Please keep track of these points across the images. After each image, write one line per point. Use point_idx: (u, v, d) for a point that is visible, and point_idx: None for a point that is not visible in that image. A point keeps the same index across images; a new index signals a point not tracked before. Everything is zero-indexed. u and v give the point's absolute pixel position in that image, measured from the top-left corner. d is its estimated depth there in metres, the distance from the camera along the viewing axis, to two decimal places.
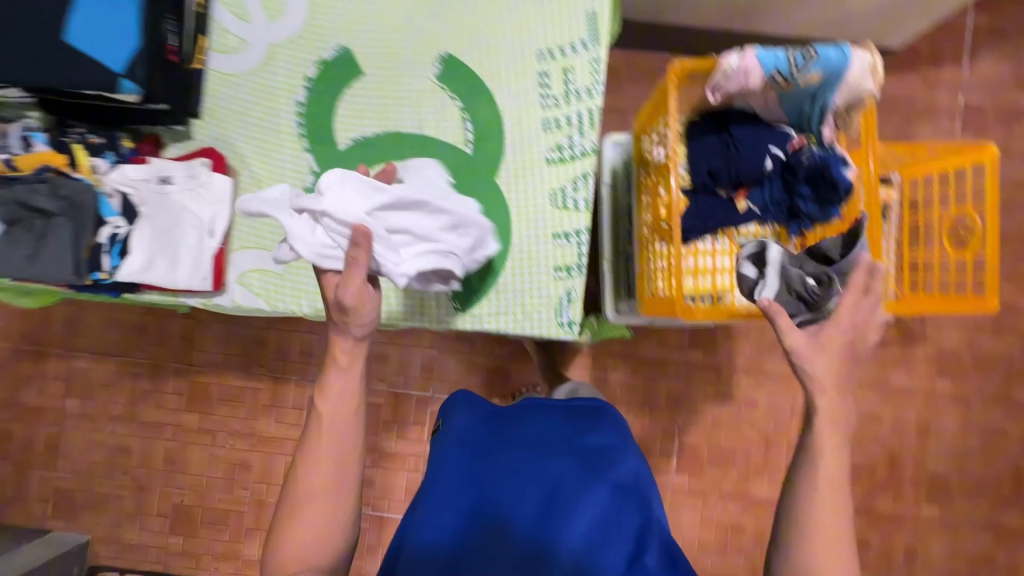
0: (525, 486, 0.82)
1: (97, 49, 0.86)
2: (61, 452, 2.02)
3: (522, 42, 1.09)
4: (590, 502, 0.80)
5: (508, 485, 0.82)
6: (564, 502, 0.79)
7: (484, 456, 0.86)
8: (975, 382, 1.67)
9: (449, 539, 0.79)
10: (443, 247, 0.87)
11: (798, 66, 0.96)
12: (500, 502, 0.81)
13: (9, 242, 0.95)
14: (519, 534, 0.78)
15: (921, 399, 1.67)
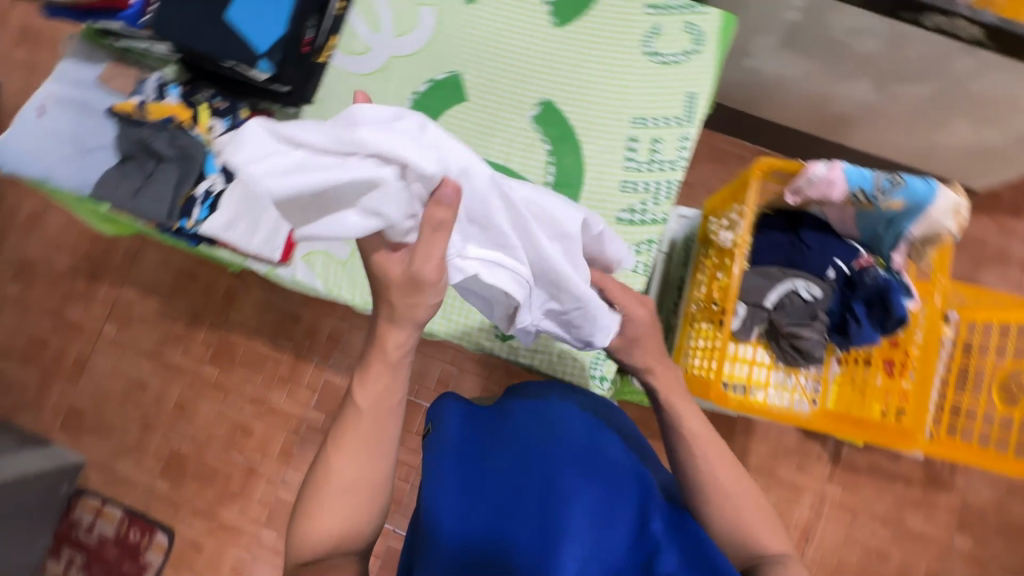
0: (522, 487, 0.80)
1: (249, 30, 0.97)
2: (85, 372, 2.11)
3: (620, 106, 1.15)
4: (583, 501, 0.78)
5: (507, 489, 0.81)
6: (561, 499, 0.77)
7: (483, 459, 0.86)
8: (998, 547, 1.58)
9: (454, 545, 0.78)
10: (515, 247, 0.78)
11: (882, 189, 0.98)
12: (499, 506, 0.80)
13: (121, 174, 1.04)
14: (518, 537, 0.76)
15: (936, 548, 1.59)
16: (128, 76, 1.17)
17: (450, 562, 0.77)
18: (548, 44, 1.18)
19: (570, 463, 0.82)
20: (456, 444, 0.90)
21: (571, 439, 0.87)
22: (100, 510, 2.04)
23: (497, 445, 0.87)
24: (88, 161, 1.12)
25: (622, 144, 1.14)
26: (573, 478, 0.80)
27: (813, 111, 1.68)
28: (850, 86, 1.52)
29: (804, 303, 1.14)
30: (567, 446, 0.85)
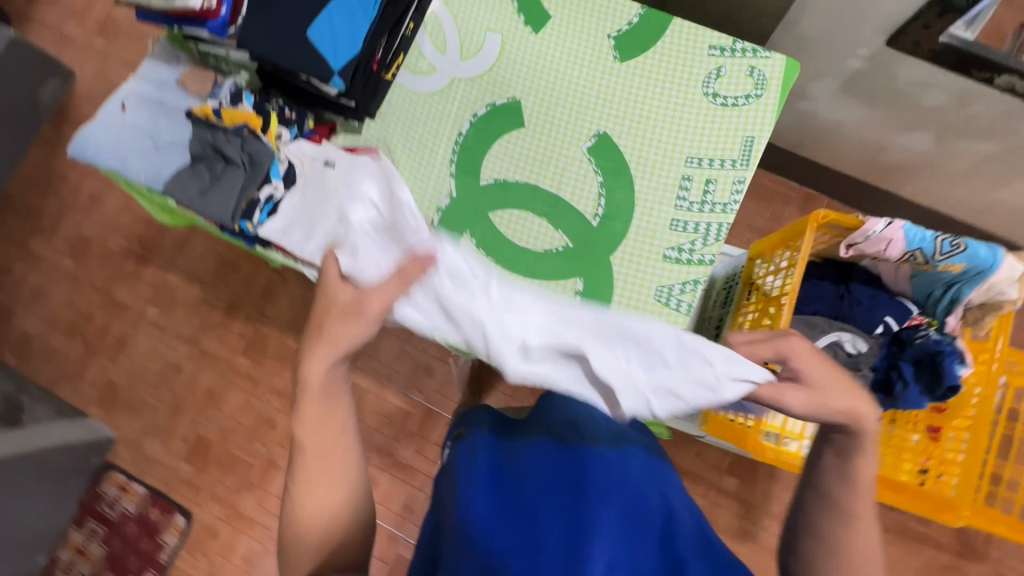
0: (553, 490, 0.77)
1: (327, 47, 1.01)
2: (126, 350, 2.19)
3: (676, 145, 1.16)
4: (609, 509, 0.76)
5: (538, 491, 0.78)
6: (591, 495, 0.76)
7: (513, 464, 0.83)
8: None
9: (482, 545, 0.70)
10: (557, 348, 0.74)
11: (942, 252, 0.96)
12: (530, 506, 0.75)
13: (192, 174, 1.09)
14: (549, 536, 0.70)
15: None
16: (205, 78, 1.21)
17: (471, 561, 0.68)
18: (609, 78, 1.20)
19: (600, 474, 0.80)
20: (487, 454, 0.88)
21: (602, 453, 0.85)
22: (125, 485, 2.10)
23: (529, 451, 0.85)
24: (161, 157, 1.17)
25: (674, 182, 1.15)
26: (600, 484, 0.78)
27: (866, 159, 1.66)
28: (910, 136, 1.49)
29: (848, 357, 1.10)
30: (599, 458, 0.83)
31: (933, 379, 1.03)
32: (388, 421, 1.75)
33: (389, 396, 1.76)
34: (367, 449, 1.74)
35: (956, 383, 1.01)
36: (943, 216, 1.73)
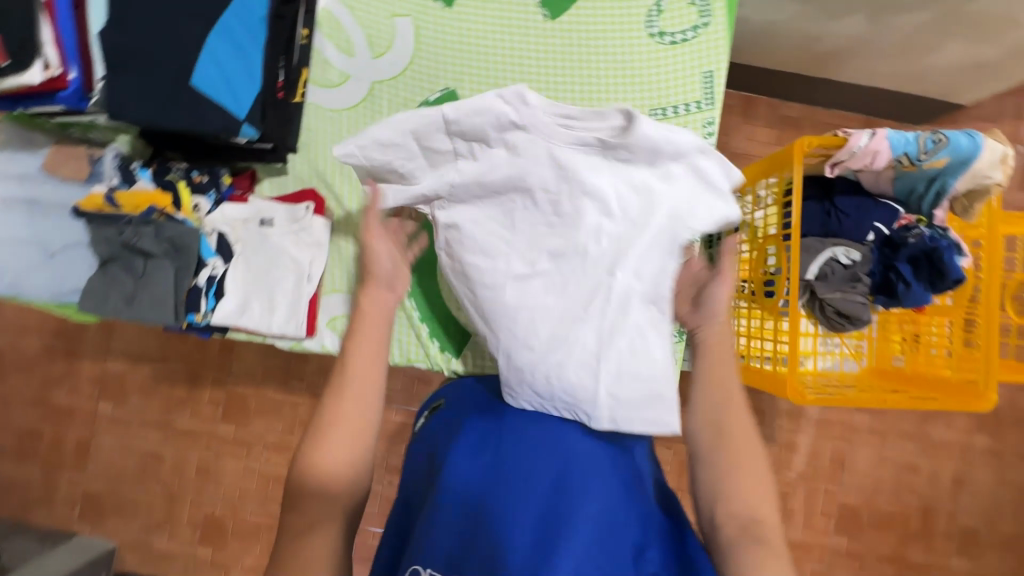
0: (539, 465, 0.73)
1: (220, 92, 0.82)
2: (91, 455, 1.97)
3: (634, 99, 1.07)
4: (603, 487, 0.72)
5: (526, 463, 0.73)
6: (571, 495, 0.69)
7: (502, 435, 0.78)
8: (1013, 439, 1.74)
9: (449, 540, 0.66)
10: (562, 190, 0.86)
11: (927, 150, 0.94)
12: (516, 477, 0.71)
13: (108, 281, 0.91)
14: (529, 515, 0.67)
15: (959, 452, 1.74)
16: (77, 158, 0.99)
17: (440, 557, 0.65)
18: (545, 40, 1.07)
19: (592, 453, 0.76)
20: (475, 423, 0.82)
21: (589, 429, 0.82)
22: None
23: (516, 425, 0.80)
24: (61, 268, 0.99)
25: None
26: (590, 463, 0.74)
27: (805, 49, 1.60)
28: (840, 23, 1.43)
29: (843, 269, 1.11)
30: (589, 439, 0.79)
31: (933, 275, 1.04)
32: (401, 444, 1.63)
33: (395, 417, 1.65)
34: (388, 474, 1.64)
35: (961, 275, 1.00)
36: (878, 91, 1.76)
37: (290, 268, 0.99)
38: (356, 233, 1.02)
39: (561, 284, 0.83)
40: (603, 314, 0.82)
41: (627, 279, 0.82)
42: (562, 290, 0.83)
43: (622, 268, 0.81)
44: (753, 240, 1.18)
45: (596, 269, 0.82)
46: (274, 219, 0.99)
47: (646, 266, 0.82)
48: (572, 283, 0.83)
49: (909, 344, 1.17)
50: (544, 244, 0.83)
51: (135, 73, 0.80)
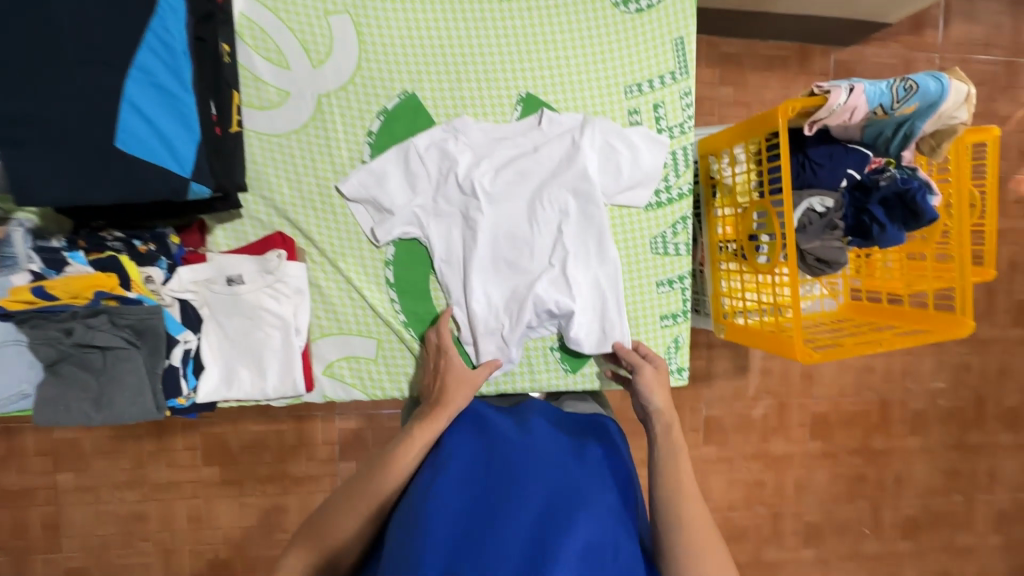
0: (529, 487, 0.69)
1: (157, 152, 0.72)
2: (63, 530, 1.72)
3: (607, 78, 1.00)
4: (604, 509, 0.69)
5: (515, 487, 0.69)
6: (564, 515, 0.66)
7: (494, 461, 0.74)
8: None
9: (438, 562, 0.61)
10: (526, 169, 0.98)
11: (899, 99, 0.97)
12: (501, 505, 0.68)
13: (66, 384, 0.79)
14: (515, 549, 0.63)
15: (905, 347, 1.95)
16: None
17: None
18: (504, 23, 0.97)
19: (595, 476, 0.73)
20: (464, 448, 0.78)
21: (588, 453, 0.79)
22: None
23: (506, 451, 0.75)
24: None
25: (623, 120, 1.02)
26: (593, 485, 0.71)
27: None
28: None
29: (820, 217, 1.11)
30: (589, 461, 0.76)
31: (905, 215, 1.08)
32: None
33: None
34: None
35: (934, 214, 1.06)
36: None
37: (273, 324, 0.90)
38: (340, 266, 0.97)
39: (523, 254, 0.99)
40: (565, 274, 0.99)
41: (582, 241, 1.00)
42: (526, 258, 0.99)
43: (574, 230, 1.00)
44: (735, 202, 1.17)
45: (551, 235, 0.99)
46: (243, 276, 0.88)
47: (593, 232, 1.00)
48: (536, 250, 0.99)
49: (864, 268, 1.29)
50: (506, 223, 0.99)
51: (46, 142, 0.68)
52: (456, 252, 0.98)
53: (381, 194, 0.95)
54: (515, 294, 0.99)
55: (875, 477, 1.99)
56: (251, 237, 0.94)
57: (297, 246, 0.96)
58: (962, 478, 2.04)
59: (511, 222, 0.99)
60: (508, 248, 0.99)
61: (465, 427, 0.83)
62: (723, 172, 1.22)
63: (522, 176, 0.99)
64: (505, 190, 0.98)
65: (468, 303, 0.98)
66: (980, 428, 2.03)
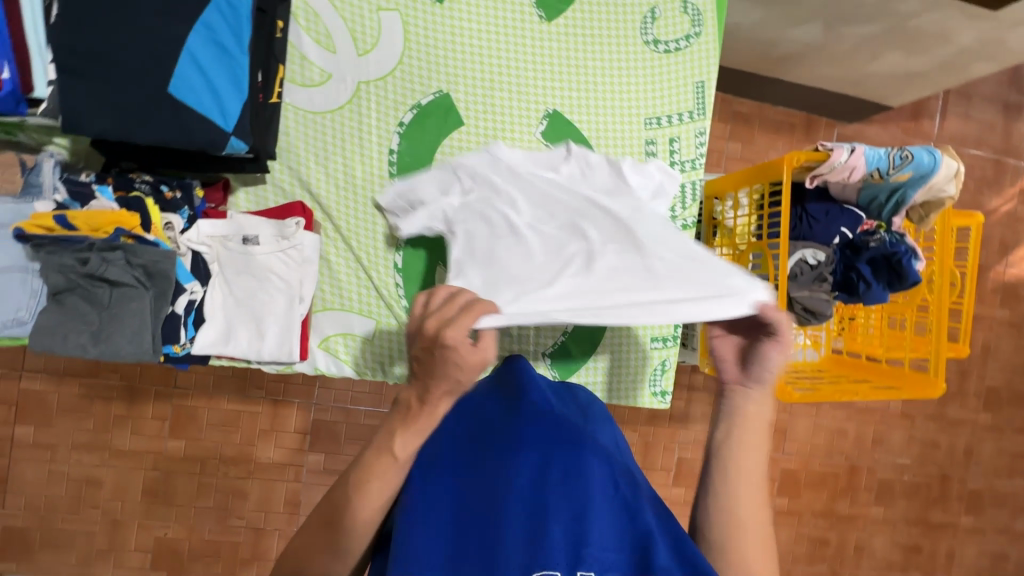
0: (519, 461, 0.65)
1: (205, 102, 0.76)
2: (10, 486, 1.64)
3: (629, 109, 1.07)
4: (603, 474, 0.66)
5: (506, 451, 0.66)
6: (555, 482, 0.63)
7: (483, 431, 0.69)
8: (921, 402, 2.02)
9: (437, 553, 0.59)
10: (562, 180, 0.97)
11: (895, 166, 1.05)
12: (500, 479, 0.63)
13: (66, 315, 0.79)
14: (516, 525, 0.60)
15: (878, 416, 2.00)
16: (4, 165, 0.85)
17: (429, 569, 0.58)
18: (541, 44, 1.03)
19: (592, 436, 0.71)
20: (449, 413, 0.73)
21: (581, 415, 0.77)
22: None
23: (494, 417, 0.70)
24: None
25: (639, 149, 1.08)
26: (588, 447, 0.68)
27: None
28: (800, 29, 1.37)
29: (811, 269, 1.17)
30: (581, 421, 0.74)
31: (890, 275, 1.15)
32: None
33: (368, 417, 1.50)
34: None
35: (917, 277, 1.12)
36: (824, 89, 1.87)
37: (279, 288, 0.92)
38: (352, 244, 1.00)
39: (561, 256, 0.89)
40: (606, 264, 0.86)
41: (639, 242, 0.87)
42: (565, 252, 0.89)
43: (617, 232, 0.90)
44: (733, 244, 1.23)
45: (598, 232, 0.90)
46: (260, 237, 0.91)
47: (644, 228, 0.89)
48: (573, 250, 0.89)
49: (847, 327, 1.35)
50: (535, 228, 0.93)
51: (107, 81, 0.72)
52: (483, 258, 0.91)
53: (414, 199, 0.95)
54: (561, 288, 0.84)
55: (836, 542, 2.00)
56: (271, 204, 0.97)
57: (314, 219, 0.99)
58: (920, 553, 2.06)
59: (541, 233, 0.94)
60: (546, 247, 0.91)
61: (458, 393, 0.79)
62: (725, 215, 1.28)
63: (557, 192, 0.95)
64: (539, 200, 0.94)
65: (499, 298, 0.83)
66: (941, 506, 2.07)
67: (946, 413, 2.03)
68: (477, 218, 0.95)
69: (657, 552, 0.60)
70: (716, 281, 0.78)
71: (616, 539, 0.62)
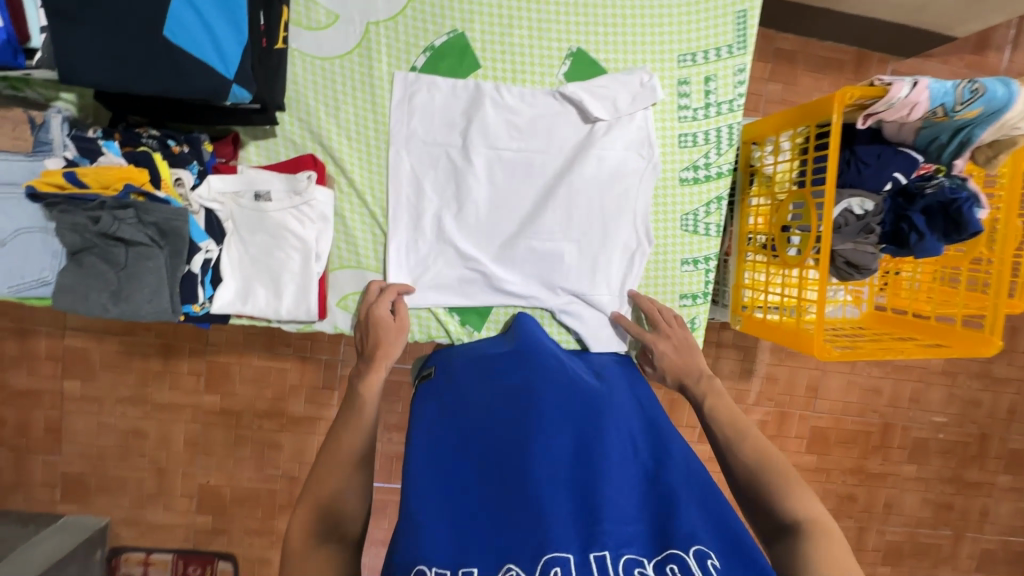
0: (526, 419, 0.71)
1: (203, 46, 0.72)
2: (65, 435, 1.74)
3: (662, 45, 0.97)
4: (622, 445, 0.69)
5: (515, 415, 0.72)
6: (546, 436, 0.69)
7: (493, 408, 0.74)
8: (965, 360, 1.92)
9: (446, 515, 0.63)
10: (619, 166, 0.99)
11: (962, 101, 0.94)
12: (517, 458, 0.66)
13: (85, 275, 0.79)
14: (522, 491, 0.62)
15: (917, 374, 1.92)
16: (14, 123, 0.80)
17: (449, 531, 0.61)
18: None
19: (617, 412, 0.75)
20: (469, 395, 0.79)
21: (611, 390, 0.80)
22: (147, 560, 1.79)
23: (509, 389, 0.77)
24: (16, 256, 0.84)
25: (672, 90, 0.99)
26: (610, 423, 0.72)
27: None
28: None
29: (856, 220, 1.08)
30: (607, 397, 0.78)
31: (950, 225, 1.04)
32: (398, 400, 1.51)
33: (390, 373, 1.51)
34: (386, 431, 1.51)
35: (978, 227, 1.01)
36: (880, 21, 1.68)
37: (295, 246, 0.90)
38: (366, 199, 0.96)
39: (440, 144, 0.96)
40: (495, 137, 0.96)
41: (512, 162, 0.98)
42: (431, 138, 0.96)
43: (541, 131, 0.98)
44: (772, 193, 1.14)
45: (494, 173, 0.98)
46: (271, 192, 0.88)
47: (444, 100, 0.95)
48: (465, 129, 0.96)
49: (889, 283, 1.27)
50: (530, 201, 1.00)
51: (103, 26, 0.69)
52: (501, 252, 1.00)
53: (587, 331, 1.02)
54: (455, 183, 0.97)
55: (864, 499, 1.98)
56: (282, 157, 0.94)
57: (326, 172, 0.95)
58: (952, 511, 2.02)
59: (521, 199, 0.99)
60: (487, 174, 0.98)
61: (469, 369, 0.84)
62: (764, 161, 1.19)
63: (613, 216, 1.01)
64: (583, 229, 1.01)
65: (445, 279, 0.99)
66: (978, 465, 2.00)
67: (992, 371, 1.94)
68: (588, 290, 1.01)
69: (679, 516, 0.59)
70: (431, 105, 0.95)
71: (635, 510, 0.61)
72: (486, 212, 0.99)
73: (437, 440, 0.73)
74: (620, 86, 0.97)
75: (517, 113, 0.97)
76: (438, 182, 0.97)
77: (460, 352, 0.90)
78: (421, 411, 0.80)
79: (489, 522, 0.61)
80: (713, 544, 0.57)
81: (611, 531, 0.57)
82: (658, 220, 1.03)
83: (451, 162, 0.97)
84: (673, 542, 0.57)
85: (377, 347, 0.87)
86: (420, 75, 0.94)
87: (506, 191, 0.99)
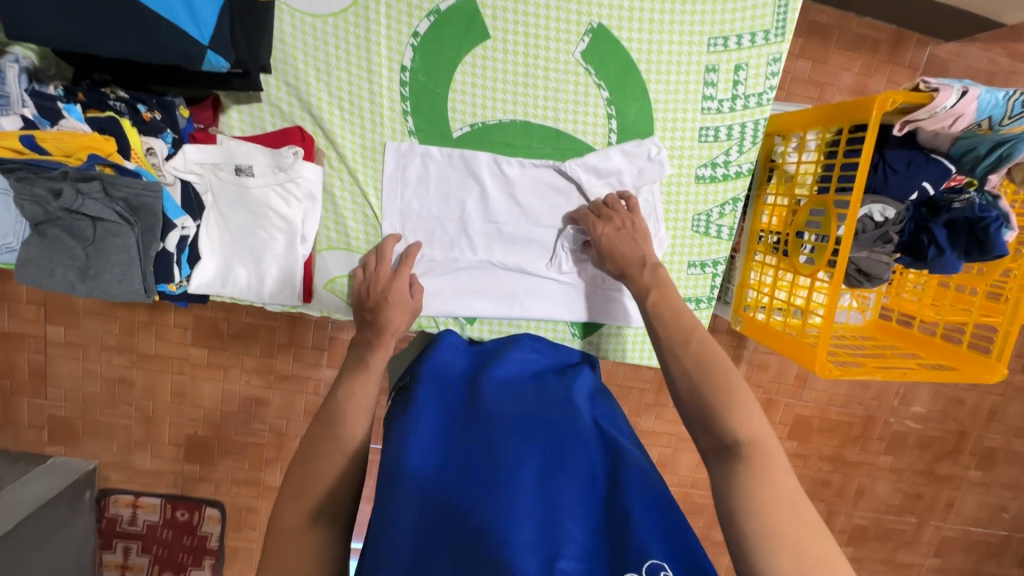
0: (495, 440, 0.68)
1: (173, 5, 0.64)
2: (49, 380, 1.70)
3: (692, 24, 0.87)
4: (585, 462, 0.69)
5: (482, 437, 0.69)
6: (511, 459, 0.66)
7: (459, 426, 0.72)
8: None
9: (407, 531, 0.60)
10: None
11: (1012, 114, 0.89)
12: (480, 480, 0.64)
13: (49, 248, 0.73)
14: (486, 518, 0.60)
15: None
16: None
17: (411, 551, 0.59)
18: None
19: (577, 427, 0.73)
20: (438, 415, 0.74)
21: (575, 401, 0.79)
22: (136, 503, 1.80)
23: (478, 405, 0.74)
24: None
25: (698, 78, 0.90)
26: (571, 441, 0.70)
27: None
28: None
29: (874, 227, 1.01)
30: (572, 410, 0.76)
31: (973, 244, 0.99)
32: None
33: None
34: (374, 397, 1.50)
35: (1004, 250, 0.97)
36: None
37: (278, 226, 0.86)
38: (358, 177, 0.90)
39: (434, 223, 0.93)
40: (493, 213, 0.94)
41: (507, 226, 0.95)
42: (426, 212, 0.93)
43: (536, 205, 0.94)
44: (792, 193, 1.07)
45: (484, 230, 0.95)
46: (255, 167, 0.82)
47: (438, 172, 0.91)
48: (462, 201, 0.93)
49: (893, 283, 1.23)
50: (537, 292, 0.98)
51: None
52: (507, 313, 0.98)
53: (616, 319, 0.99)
54: (453, 249, 0.95)
55: (839, 484, 2.03)
56: (267, 125, 0.87)
57: (317, 145, 0.88)
58: (921, 500, 2.08)
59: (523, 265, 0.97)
60: (484, 241, 0.95)
61: (444, 382, 0.80)
62: (787, 157, 1.11)
63: (611, 299, 0.99)
64: (584, 313, 0.99)
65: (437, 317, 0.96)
66: (952, 460, 2.05)
67: None
68: (611, 304, 0.99)
69: (634, 535, 0.60)
70: (425, 164, 0.91)
71: (591, 537, 0.62)
72: (484, 274, 0.97)
73: (402, 439, 0.70)
74: (620, 152, 0.92)
75: (517, 187, 0.93)
76: (430, 272, 0.94)
77: (434, 356, 0.86)
78: (392, 417, 0.76)
79: (456, 544, 0.58)
80: (665, 558, 0.58)
81: (568, 568, 0.58)
82: (669, 218, 0.96)
83: (446, 238, 0.94)
84: (627, 564, 0.58)
85: (386, 323, 0.80)
86: (414, 144, 0.89)
87: (507, 261, 0.96)
